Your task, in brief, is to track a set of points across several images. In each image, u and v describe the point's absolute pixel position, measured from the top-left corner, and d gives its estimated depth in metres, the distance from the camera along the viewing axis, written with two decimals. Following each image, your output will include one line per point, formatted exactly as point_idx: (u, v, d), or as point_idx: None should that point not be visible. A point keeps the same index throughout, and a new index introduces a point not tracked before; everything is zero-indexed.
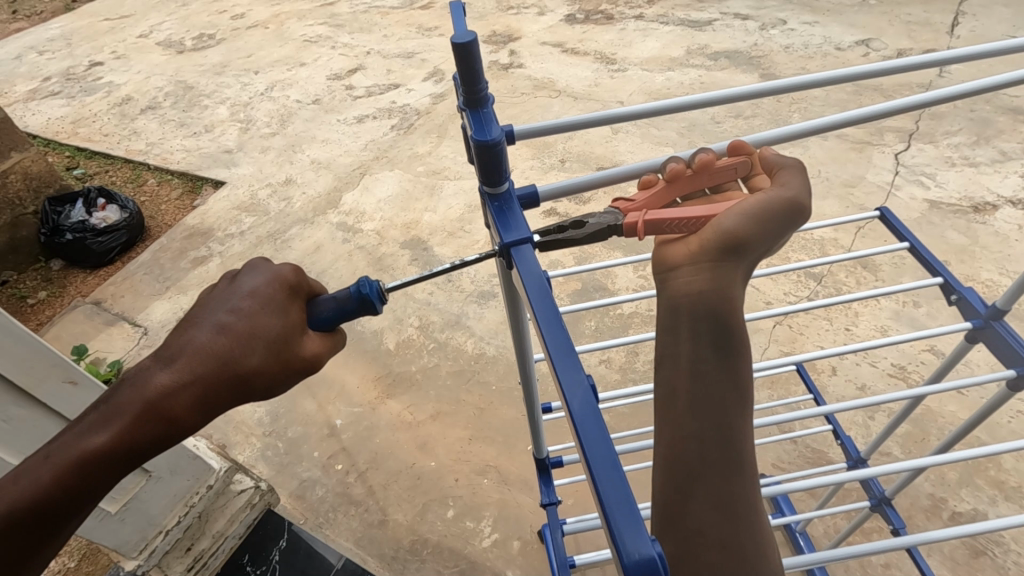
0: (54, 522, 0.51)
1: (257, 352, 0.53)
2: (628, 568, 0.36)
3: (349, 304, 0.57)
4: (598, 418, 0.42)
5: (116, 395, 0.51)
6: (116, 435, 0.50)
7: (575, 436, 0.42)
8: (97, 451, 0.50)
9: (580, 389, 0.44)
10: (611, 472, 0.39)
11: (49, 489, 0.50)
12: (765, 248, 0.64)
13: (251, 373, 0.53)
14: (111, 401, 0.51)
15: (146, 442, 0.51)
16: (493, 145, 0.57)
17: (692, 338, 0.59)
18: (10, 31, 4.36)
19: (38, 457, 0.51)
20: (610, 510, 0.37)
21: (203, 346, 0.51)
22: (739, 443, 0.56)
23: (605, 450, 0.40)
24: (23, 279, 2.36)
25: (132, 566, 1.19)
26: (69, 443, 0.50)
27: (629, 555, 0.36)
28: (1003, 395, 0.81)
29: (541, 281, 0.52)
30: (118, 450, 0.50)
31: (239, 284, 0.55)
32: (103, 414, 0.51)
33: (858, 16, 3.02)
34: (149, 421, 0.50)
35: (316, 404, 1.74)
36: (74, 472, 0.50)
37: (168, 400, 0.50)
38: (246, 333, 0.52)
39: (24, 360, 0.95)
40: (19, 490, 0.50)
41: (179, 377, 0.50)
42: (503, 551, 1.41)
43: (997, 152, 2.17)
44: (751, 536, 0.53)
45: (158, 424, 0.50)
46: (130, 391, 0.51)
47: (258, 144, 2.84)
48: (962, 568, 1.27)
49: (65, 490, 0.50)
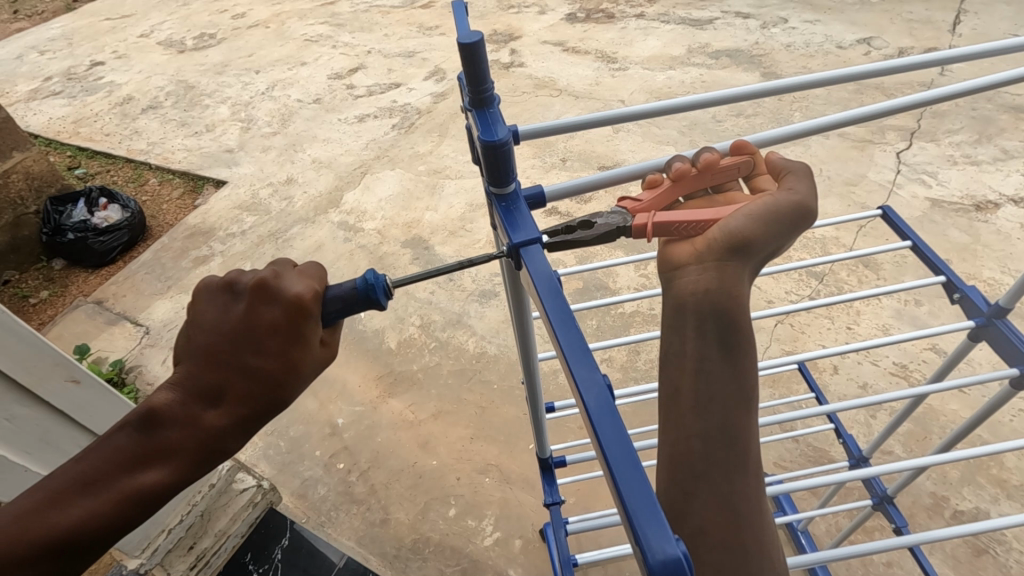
0: (93, 554, 0.49)
1: (294, 386, 0.52)
2: (653, 567, 0.35)
3: (353, 300, 0.54)
4: (616, 418, 0.41)
5: (157, 430, 0.49)
6: (171, 471, 0.49)
7: (593, 436, 0.41)
8: (150, 488, 0.48)
9: (596, 387, 0.43)
10: (634, 475, 0.38)
11: (97, 524, 0.48)
12: (770, 249, 0.65)
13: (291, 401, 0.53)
14: (153, 435, 0.49)
15: (196, 474, 0.51)
16: (500, 145, 0.57)
17: (698, 335, 0.59)
18: (11, 32, 4.36)
19: (73, 484, 0.48)
20: (633, 509, 0.37)
21: (246, 383, 0.50)
22: (744, 441, 0.56)
23: (626, 451, 0.40)
24: (25, 279, 2.36)
25: (135, 565, 1.20)
26: (116, 477, 0.48)
27: (653, 554, 0.35)
28: (1006, 394, 0.81)
29: (552, 281, 0.52)
30: (169, 488, 0.49)
31: (256, 315, 0.51)
32: (154, 449, 0.49)
33: (859, 15, 3.01)
34: (201, 458, 0.50)
35: (318, 404, 1.74)
36: (126, 509, 0.48)
37: (221, 437, 0.50)
38: (281, 369, 0.51)
39: (26, 360, 0.95)
40: (65, 520, 0.47)
41: (231, 416, 0.50)
42: (505, 550, 1.41)
43: (999, 151, 2.17)
44: (753, 536, 0.53)
45: (208, 459, 0.51)
46: (177, 428, 0.50)
47: (260, 143, 2.84)
48: (964, 567, 1.27)
49: (107, 527, 0.48)
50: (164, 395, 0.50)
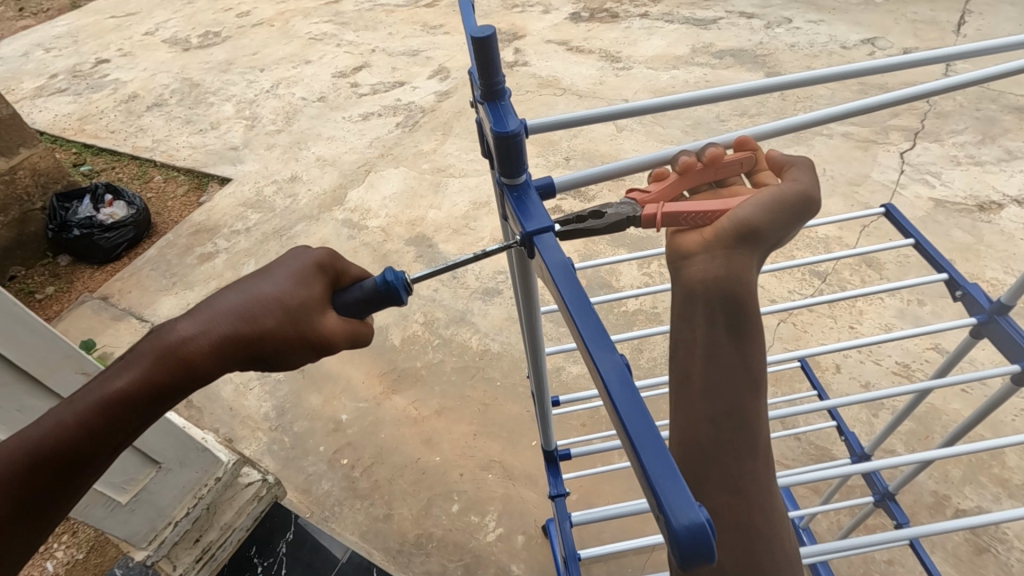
0: (86, 456, 0.53)
1: (276, 315, 0.54)
2: (678, 532, 0.35)
3: (373, 293, 0.59)
4: (638, 401, 0.41)
5: (138, 346, 0.53)
6: (139, 381, 0.51)
7: (615, 420, 0.41)
8: (118, 396, 0.51)
9: (616, 368, 0.43)
10: (655, 446, 0.38)
11: (80, 425, 0.52)
12: (776, 239, 0.66)
13: (263, 335, 0.53)
14: (136, 348, 0.53)
15: (161, 385, 0.52)
16: (512, 136, 0.57)
17: (707, 323, 0.61)
18: (17, 29, 4.38)
19: (61, 402, 0.53)
20: (655, 476, 0.37)
21: (227, 303, 0.53)
22: (753, 423, 0.58)
23: (650, 426, 0.39)
24: (31, 274, 2.38)
25: (142, 557, 1.23)
26: (91, 389, 0.52)
27: (677, 518, 0.35)
28: (1006, 391, 0.82)
29: (566, 266, 0.52)
30: (132, 398, 0.52)
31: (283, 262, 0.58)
32: (131, 358, 0.52)
33: (864, 15, 3.01)
34: (164, 367, 0.51)
35: (322, 399, 1.75)
36: (100, 414, 0.51)
37: (184, 345, 0.51)
38: (271, 298, 0.54)
39: (37, 350, 0.96)
40: (58, 423, 0.52)
41: (201, 325, 0.52)
42: (508, 545, 1.42)
43: (1003, 151, 2.17)
44: (764, 519, 0.56)
45: (171, 371, 0.51)
46: (152, 341, 0.52)
47: (265, 141, 2.86)
48: (965, 566, 1.27)
49: (83, 428, 0.52)
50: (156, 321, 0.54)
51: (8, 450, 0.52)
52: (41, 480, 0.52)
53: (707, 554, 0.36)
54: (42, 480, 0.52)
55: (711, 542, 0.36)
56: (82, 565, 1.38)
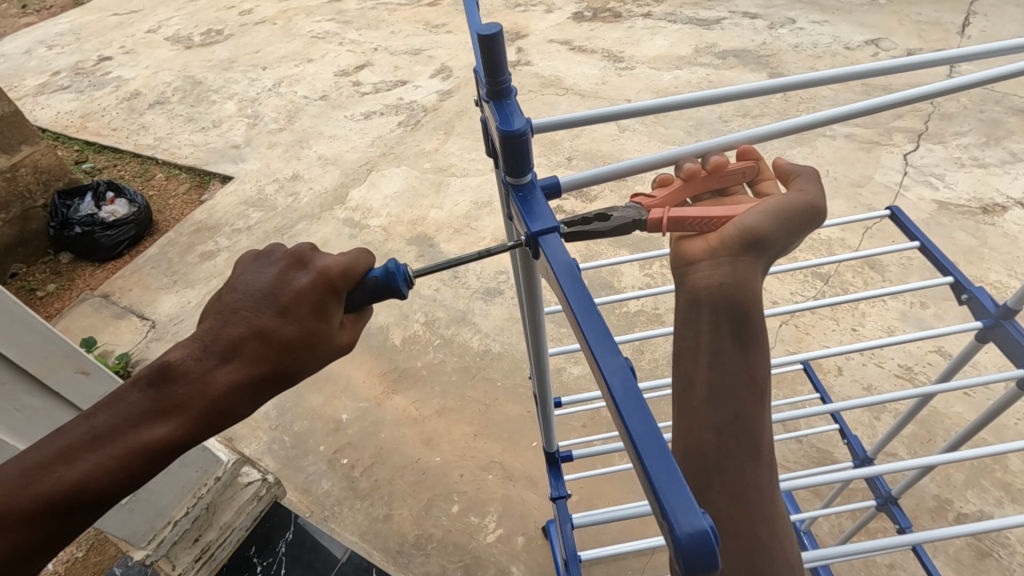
0: (111, 501, 0.51)
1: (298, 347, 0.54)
2: (680, 541, 0.35)
3: (376, 292, 0.58)
4: (641, 404, 0.40)
5: (166, 385, 0.51)
6: (182, 428, 0.50)
7: (618, 424, 0.41)
8: (158, 443, 0.50)
9: (620, 372, 0.42)
10: (657, 451, 0.38)
11: (114, 473, 0.49)
12: (781, 247, 0.66)
13: (295, 375, 0.55)
14: (164, 390, 0.51)
15: (203, 432, 0.52)
16: (517, 135, 0.57)
17: (712, 329, 0.61)
18: (20, 26, 4.38)
19: (82, 439, 0.49)
20: (659, 484, 0.36)
21: (256, 346, 0.53)
22: (757, 431, 0.58)
23: (653, 432, 0.39)
24: (33, 271, 2.37)
25: (141, 556, 1.23)
26: (124, 431, 0.50)
27: (681, 527, 0.35)
28: (1011, 396, 0.81)
29: (570, 267, 0.51)
30: (176, 441, 0.51)
31: (284, 270, 0.56)
32: (166, 401, 0.51)
33: (869, 16, 3.00)
34: (210, 413, 0.52)
35: (323, 399, 1.75)
36: (137, 461, 0.49)
37: (229, 395, 0.52)
38: (295, 337, 0.54)
39: (38, 353, 0.96)
40: (86, 472, 0.48)
41: (242, 373, 0.52)
42: (508, 547, 1.41)
43: (1007, 153, 2.16)
44: (769, 530, 0.55)
45: (217, 416, 0.52)
46: (186, 384, 0.51)
47: (266, 139, 2.86)
48: (967, 569, 1.27)
49: (118, 475, 0.49)
50: (178, 352, 0.52)
51: (33, 493, 0.48)
52: (63, 524, 0.49)
53: (709, 562, 0.35)
54: (72, 518, 0.50)
55: (716, 552, 0.35)
56: (82, 563, 1.38)
